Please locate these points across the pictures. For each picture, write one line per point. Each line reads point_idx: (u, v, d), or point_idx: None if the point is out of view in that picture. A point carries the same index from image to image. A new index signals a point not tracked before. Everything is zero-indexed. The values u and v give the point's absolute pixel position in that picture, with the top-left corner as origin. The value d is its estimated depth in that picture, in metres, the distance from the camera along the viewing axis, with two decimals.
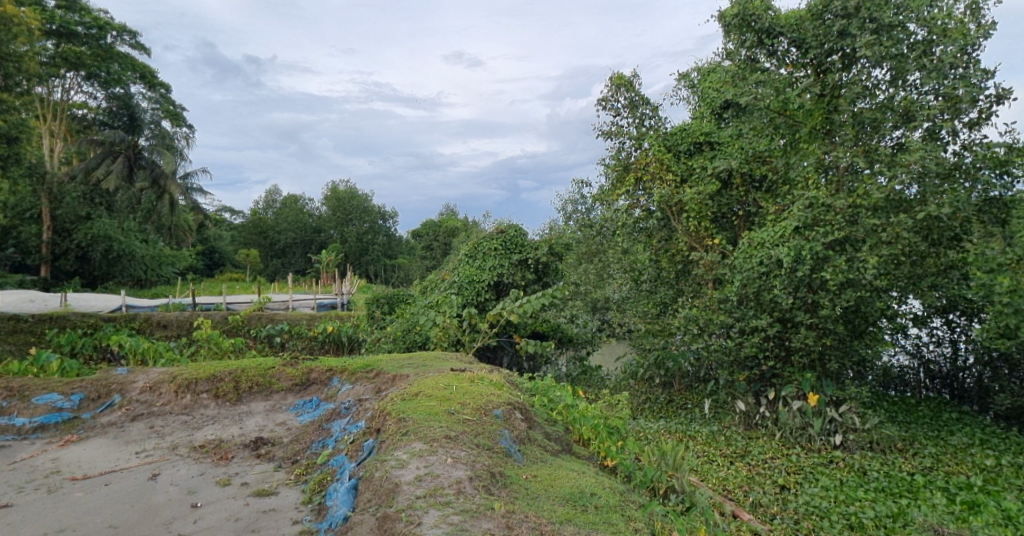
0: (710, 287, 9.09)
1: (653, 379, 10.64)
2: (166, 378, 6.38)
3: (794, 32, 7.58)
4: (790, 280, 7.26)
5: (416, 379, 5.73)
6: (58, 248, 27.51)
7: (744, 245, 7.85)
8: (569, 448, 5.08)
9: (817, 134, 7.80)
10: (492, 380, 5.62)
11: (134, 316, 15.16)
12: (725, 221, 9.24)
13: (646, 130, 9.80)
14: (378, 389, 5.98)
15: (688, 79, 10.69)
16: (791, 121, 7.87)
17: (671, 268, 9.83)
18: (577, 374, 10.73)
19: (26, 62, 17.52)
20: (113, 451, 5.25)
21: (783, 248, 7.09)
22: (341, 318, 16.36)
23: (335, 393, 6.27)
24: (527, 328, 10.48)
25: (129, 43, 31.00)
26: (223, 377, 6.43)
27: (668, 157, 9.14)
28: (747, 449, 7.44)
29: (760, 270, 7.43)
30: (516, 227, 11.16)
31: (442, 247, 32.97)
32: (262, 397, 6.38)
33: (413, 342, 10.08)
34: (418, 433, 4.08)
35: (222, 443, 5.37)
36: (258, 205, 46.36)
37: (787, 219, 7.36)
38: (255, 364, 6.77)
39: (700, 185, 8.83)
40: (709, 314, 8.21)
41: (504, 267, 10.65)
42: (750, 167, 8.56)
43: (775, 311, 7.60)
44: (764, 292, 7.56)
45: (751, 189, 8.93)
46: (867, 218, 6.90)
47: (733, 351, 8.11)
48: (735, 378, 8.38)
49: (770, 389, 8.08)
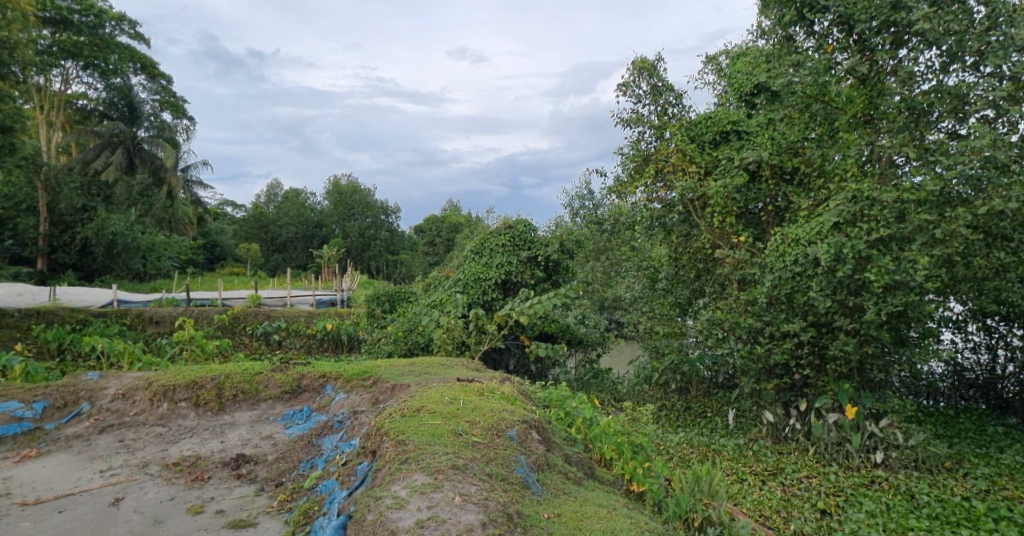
0: (734, 287, 8.48)
1: (669, 384, 10.08)
2: (142, 384, 5.76)
3: (840, 6, 6.80)
4: (829, 282, 6.64)
5: (417, 391, 5.11)
6: (56, 241, 27.09)
7: (775, 242, 7.29)
8: (592, 472, 4.49)
9: (855, 122, 7.10)
10: (505, 393, 5.00)
11: (125, 312, 14.59)
12: (751, 218, 8.70)
13: (669, 119, 9.19)
14: (375, 400, 5.37)
15: (715, 63, 10.02)
16: (830, 106, 7.24)
17: (690, 267, 9.40)
18: (588, 378, 10.18)
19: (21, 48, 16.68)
20: (75, 469, 4.60)
21: (821, 245, 6.48)
22: (341, 315, 15.84)
23: (328, 403, 5.67)
24: (535, 329, 9.93)
25: (128, 33, 30.42)
26: (205, 383, 5.81)
27: (692, 148, 8.61)
28: (779, 465, 6.82)
29: (794, 270, 6.86)
30: (526, 222, 10.54)
31: (445, 244, 32.42)
32: (247, 406, 5.78)
33: (416, 343, 9.53)
34: (419, 461, 3.46)
35: (199, 460, 4.75)
36: (260, 198, 45.92)
37: (824, 213, 6.82)
38: (242, 369, 6.17)
39: (726, 177, 8.26)
40: (736, 317, 7.66)
41: (512, 264, 10.01)
42: (781, 159, 7.94)
43: (809, 315, 7.01)
44: (797, 294, 7.01)
45: (782, 182, 8.34)
46: (917, 214, 6.25)
47: (761, 359, 7.50)
48: (762, 387, 7.75)
49: (801, 400, 7.47)
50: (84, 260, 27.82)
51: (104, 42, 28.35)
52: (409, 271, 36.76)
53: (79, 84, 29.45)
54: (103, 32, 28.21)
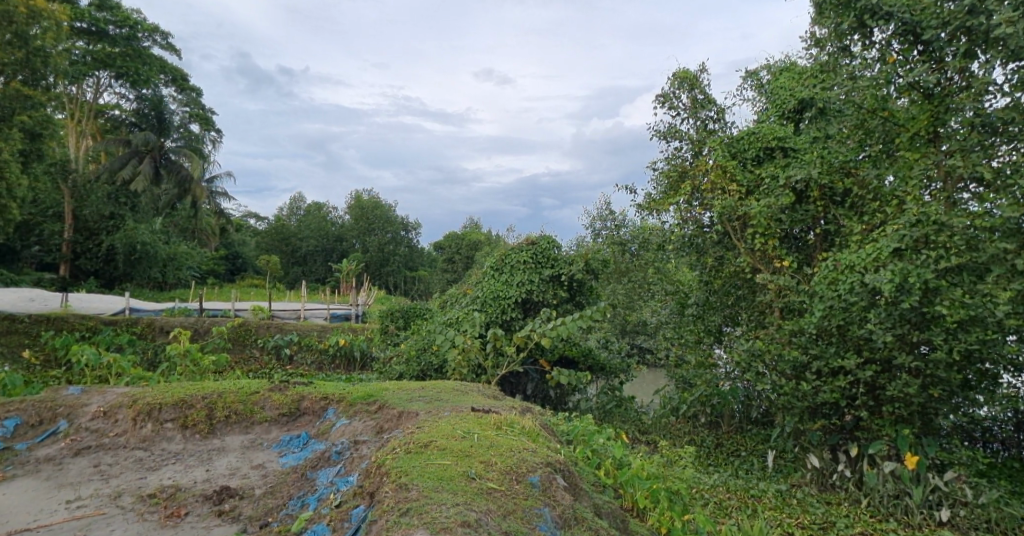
0: (776, 317, 7.79)
1: (698, 417, 9.37)
2: (125, 401, 5.26)
3: (906, 13, 6.21)
4: (889, 314, 6.00)
5: (426, 420, 4.55)
6: (80, 247, 27.19)
7: (826, 268, 6.67)
8: (626, 523, 3.90)
9: (919, 140, 6.53)
10: (526, 427, 4.40)
11: (135, 321, 14.24)
12: (795, 243, 8.08)
13: (708, 134, 8.71)
14: (379, 429, 4.81)
15: (756, 78, 9.43)
16: (889, 123, 6.72)
17: (725, 292, 8.81)
18: (612, 406, 9.61)
19: (55, 56, 16.76)
20: (38, 499, 4.08)
21: (883, 273, 5.79)
22: (354, 330, 15.40)
23: (328, 429, 5.12)
24: (557, 353, 9.35)
25: (160, 45, 30.85)
26: (194, 402, 5.30)
27: (733, 165, 8.06)
28: (829, 517, 6.10)
29: (848, 300, 6.22)
30: (550, 239, 9.98)
31: (463, 261, 31.98)
32: (240, 430, 5.25)
33: (429, 364, 8.98)
34: (422, 514, 2.87)
35: (179, 493, 4.20)
36: (282, 210, 46.14)
37: (881, 239, 6.19)
38: (237, 387, 5.65)
39: (770, 197, 7.69)
40: (779, 349, 7.03)
41: (533, 283, 9.46)
42: (831, 179, 7.46)
43: (863, 349, 6.41)
44: (851, 326, 6.40)
45: (832, 204, 7.75)
46: (992, 242, 5.58)
47: (807, 396, 6.87)
48: (807, 427, 7.08)
49: (852, 445, 6.78)
50: (106, 267, 27.92)
51: (136, 53, 28.73)
52: (427, 288, 36.37)
53: (111, 94, 29.83)
54: (136, 44, 28.64)
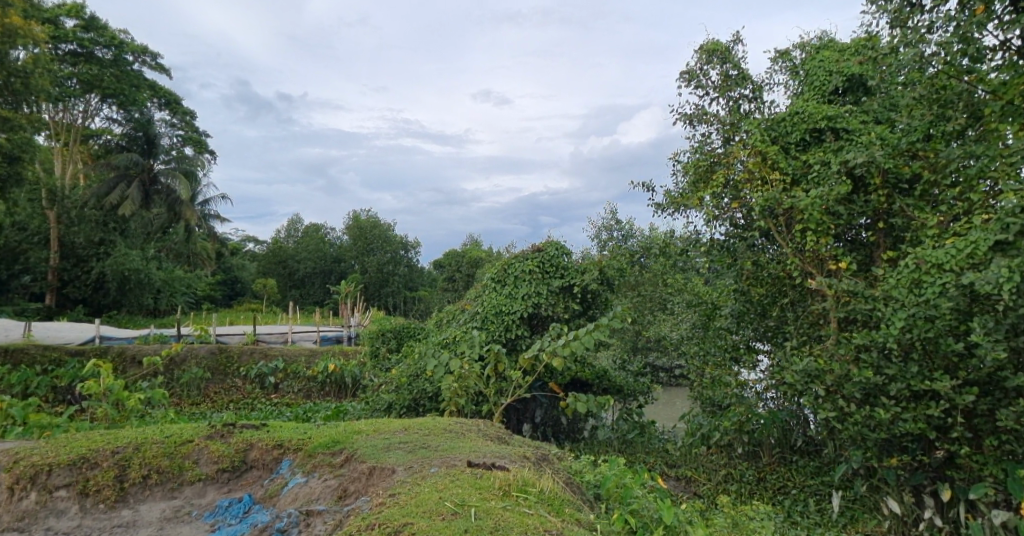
0: (832, 328, 6.60)
1: (733, 446, 7.95)
2: (5, 463, 4.04)
3: None
4: (997, 324, 4.73)
5: (404, 483, 3.25)
6: (66, 275, 26.08)
7: (903, 268, 5.41)
8: None
9: (1013, 109, 5.19)
10: (544, 492, 3.10)
11: (105, 350, 12.96)
12: (848, 242, 6.89)
13: (740, 116, 7.61)
14: (341, 492, 3.54)
15: (788, 58, 8.17)
16: (974, 91, 5.52)
17: (765, 301, 7.56)
18: (633, 435, 8.39)
19: (36, 75, 15.62)
20: None
21: (992, 272, 4.50)
22: (345, 353, 14.20)
23: (277, 491, 3.84)
24: (568, 375, 8.20)
25: (149, 65, 29.93)
26: (99, 461, 4.06)
27: (775, 151, 6.84)
28: None
29: (941, 308, 4.96)
30: (558, 244, 8.69)
31: (465, 279, 30.71)
32: (162, 495, 3.99)
33: (422, 392, 7.72)
34: None
35: None
36: (278, 232, 45.22)
37: (976, 228, 4.93)
38: (163, 436, 4.40)
39: (823, 185, 6.48)
40: (845, 369, 5.79)
41: (541, 295, 8.24)
42: (896, 162, 6.26)
43: (956, 369, 5.19)
44: (939, 340, 5.14)
45: (896, 194, 6.55)
46: None
47: (883, 427, 5.62)
48: (883, 465, 5.85)
49: (942, 486, 5.55)
50: (95, 295, 26.81)
51: (125, 75, 27.84)
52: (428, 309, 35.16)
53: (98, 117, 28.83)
54: (125, 65, 27.75)
